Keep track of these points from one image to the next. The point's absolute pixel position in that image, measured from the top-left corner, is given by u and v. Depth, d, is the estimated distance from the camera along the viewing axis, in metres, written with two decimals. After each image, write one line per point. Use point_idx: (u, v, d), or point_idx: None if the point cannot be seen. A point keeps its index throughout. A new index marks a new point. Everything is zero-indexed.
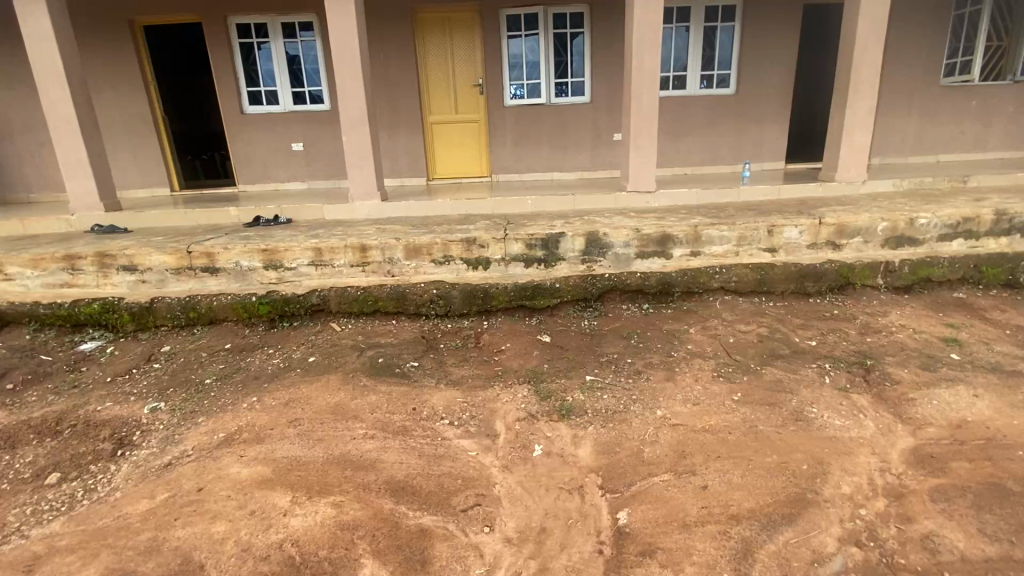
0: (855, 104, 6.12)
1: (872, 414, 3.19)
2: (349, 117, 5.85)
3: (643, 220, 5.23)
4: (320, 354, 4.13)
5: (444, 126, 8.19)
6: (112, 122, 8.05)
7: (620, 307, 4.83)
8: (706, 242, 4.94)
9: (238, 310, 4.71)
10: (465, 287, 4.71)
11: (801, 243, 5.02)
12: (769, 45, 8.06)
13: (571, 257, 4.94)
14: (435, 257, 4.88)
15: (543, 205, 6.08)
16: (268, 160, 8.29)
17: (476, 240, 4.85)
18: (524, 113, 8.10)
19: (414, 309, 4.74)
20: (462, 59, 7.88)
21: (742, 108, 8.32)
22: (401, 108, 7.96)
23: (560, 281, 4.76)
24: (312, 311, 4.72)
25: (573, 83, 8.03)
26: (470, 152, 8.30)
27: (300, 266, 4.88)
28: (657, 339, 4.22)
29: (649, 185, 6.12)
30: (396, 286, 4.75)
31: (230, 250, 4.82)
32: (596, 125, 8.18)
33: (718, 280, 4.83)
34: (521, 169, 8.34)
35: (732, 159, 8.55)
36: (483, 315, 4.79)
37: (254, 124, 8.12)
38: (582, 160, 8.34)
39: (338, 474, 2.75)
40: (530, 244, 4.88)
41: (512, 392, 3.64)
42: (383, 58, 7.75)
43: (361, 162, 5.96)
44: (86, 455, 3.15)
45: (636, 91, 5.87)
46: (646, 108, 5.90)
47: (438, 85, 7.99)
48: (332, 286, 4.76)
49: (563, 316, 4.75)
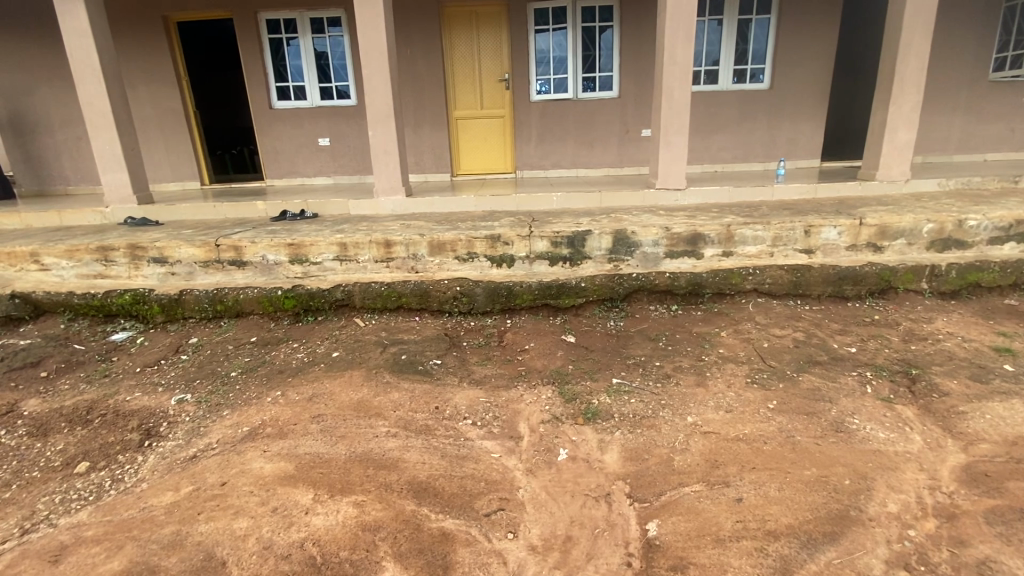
0: (899, 100, 5.84)
1: (919, 427, 3.01)
2: (375, 111, 5.83)
3: (672, 218, 5.09)
4: (344, 350, 4.11)
5: (469, 122, 8.13)
6: (145, 117, 8.23)
7: (648, 307, 4.70)
8: (738, 243, 4.78)
9: (264, 303, 4.73)
10: (488, 285, 4.64)
11: (840, 244, 4.80)
12: (806, 38, 7.77)
13: (597, 255, 4.83)
14: (459, 253, 4.83)
15: (568, 202, 5.98)
16: (295, 155, 8.36)
17: (501, 237, 4.78)
18: (550, 109, 7.99)
19: (437, 306, 4.70)
20: (489, 54, 7.80)
21: (777, 104, 8.05)
22: (427, 103, 7.93)
23: (586, 280, 4.66)
24: (336, 306, 4.73)
25: (600, 78, 7.89)
26: (495, 148, 8.23)
27: (324, 261, 4.87)
28: (687, 342, 4.09)
29: (679, 182, 5.95)
30: (419, 282, 4.70)
31: (257, 243, 4.85)
32: (624, 121, 8.01)
33: (750, 281, 4.66)
34: (546, 165, 8.24)
35: (765, 157, 8.28)
36: (507, 313, 4.72)
37: (282, 119, 8.20)
38: (608, 157, 8.19)
39: (361, 473, 2.71)
40: (556, 242, 4.79)
41: (536, 393, 3.57)
42: (410, 53, 7.72)
43: (386, 158, 5.93)
44: (114, 445, 3.19)
45: (667, 86, 5.70)
46: (676, 104, 5.73)
47: (464, 80, 7.93)
48: (356, 281, 4.75)
49: (589, 317, 4.65)
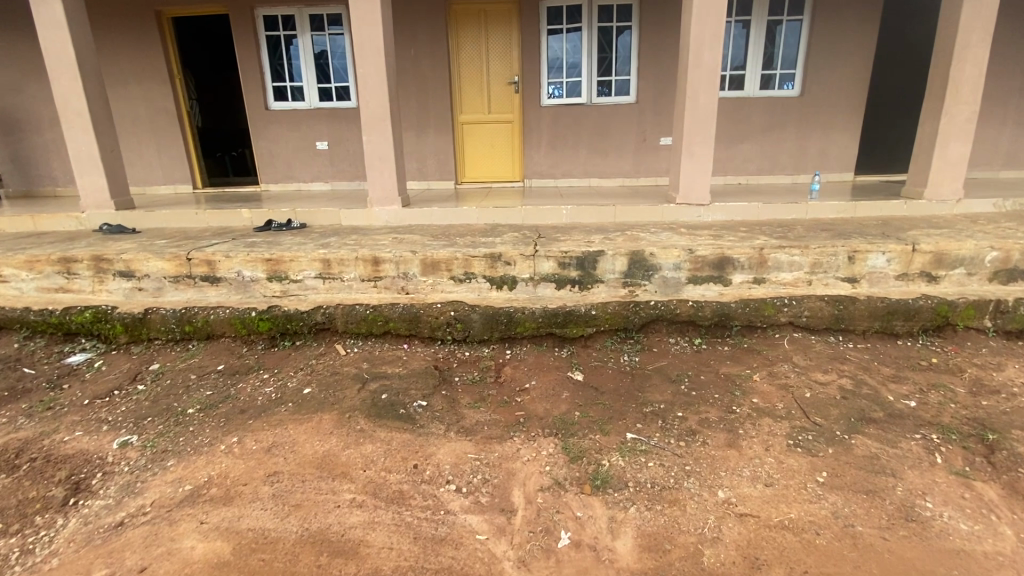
0: (952, 109, 5.20)
1: (1009, 516, 2.41)
2: (369, 113, 5.33)
3: (696, 238, 4.53)
4: (317, 385, 3.59)
5: (475, 127, 7.64)
6: (137, 117, 7.85)
7: (667, 340, 4.14)
8: (772, 269, 4.21)
9: (236, 325, 4.24)
10: (486, 310, 4.11)
11: (888, 273, 4.21)
12: (842, 42, 7.18)
13: (610, 278, 4.28)
14: (455, 274, 4.31)
15: (580, 217, 5.45)
16: (291, 159, 7.91)
17: (502, 256, 4.25)
18: (562, 114, 7.46)
19: (428, 333, 4.17)
20: (498, 55, 7.31)
21: (808, 113, 7.45)
22: (430, 107, 7.45)
23: (597, 307, 4.11)
24: (316, 330, 4.23)
25: (616, 82, 7.35)
26: (502, 155, 7.72)
27: (305, 279, 4.38)
28: (713, 386, 3.52)
29: (702, 198, 5.38)
30: (409, 305, 4.18)
31: (231, 258, 4.37)
32: (641, 128, 7.45)
33: (785, 314, 4.09)
34: (557, 174, 7.71)
35: (793, 169, 7.67)
36: (506, 343, 4.17)
37: (278, 121, 7.76)
38: (623, 167, 7.63)
39: (311, 561, 2.18)
40: (564, 263, 4.25)
41: (535, 448, 3.02)
42: (413, 54, 7.25)
43: (381, 164, 5.44)
44: (34, 503, 2.70)
45: (692, 90, 5.14)
46: (702, 111, 5.17)
47: (471, 83, 7.44)
48: (339, 303, 4.25)
49: (599, 349, 4.08)
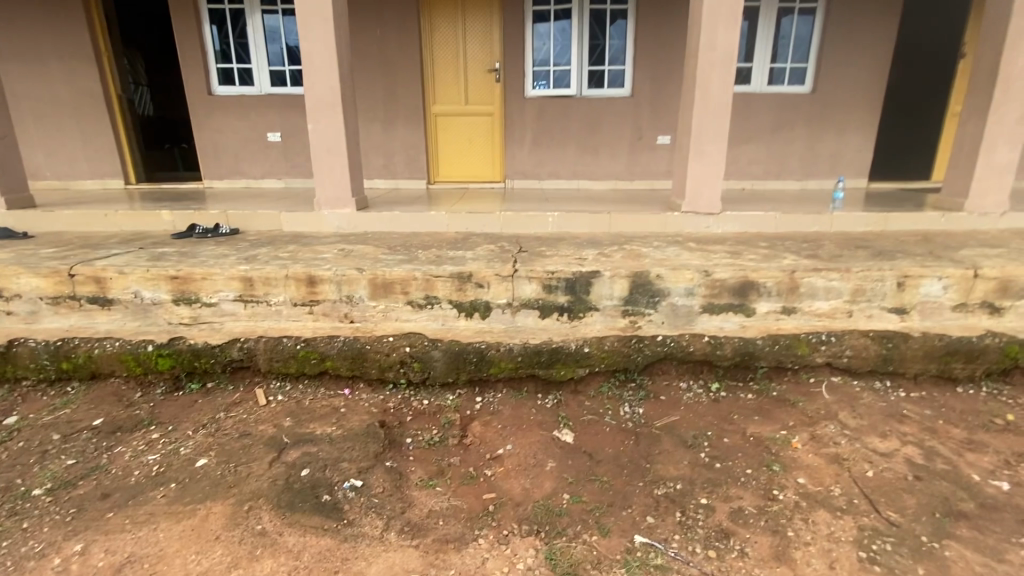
0: (1002, 107, 4.47)
1: None
2: (315, 97, 4.40)
3: (711, 256, 3.72)
4: (218, 455, 2.67)
5: (450, 119, 6.74)
6: (57, 100, 6.79)
7: (677, 385, 3.31)
8: (804, 296, 3.42)
9: (128, 363, 3.30)
10: (451, 346, 3.23)
11: (944, 303, 3.45)
12: (858, 34, 6.46)
13: (607, 306, 3.44)
14: (413, 298, 3.42)
15: (568, 226, 4.61)
16: (239, 152, 6.93)
17: (472, 276, 3.38)
18: (548, 106, 6.60)
19: (376, 374, 3.27)
20: (476, 39, 6.43)
21: (820, 111, 6.71)
22: (399, 95, 6.55)
23: (590, 344, 3.25)
24: (232, 369, 3.31)
25: (610, 72, 6.53)
26: (480, 151, 6.84)
27: (222, 302, 3.46)
28: (742, 456, 2.70)
29: (712, 205, 4.57)
30: (351, 339, 3.28)
31: (125, 275, 3.43)
32: (636, 125, 6.64)
33: (822, 354, 3.30)
34: (541, 174, 6.86)
35: (802, 174, 6.94)
36: (475, 387, 3.29)
37: (223, 108, 6.77)
38: (616, 168, 6.82)
39: None
40: (549, 286, 3.39)
41: (508, 559, 2.15)
42: (379, 34, 6.33)
43: (331, 159, 4.52)
44: None
45: (702, 78, 4.32)
46: (714, 103, 4.35)
47: (445, 69, 6.56)
48: (263, 334, 3.33)
49: (593, 398, 3.23)
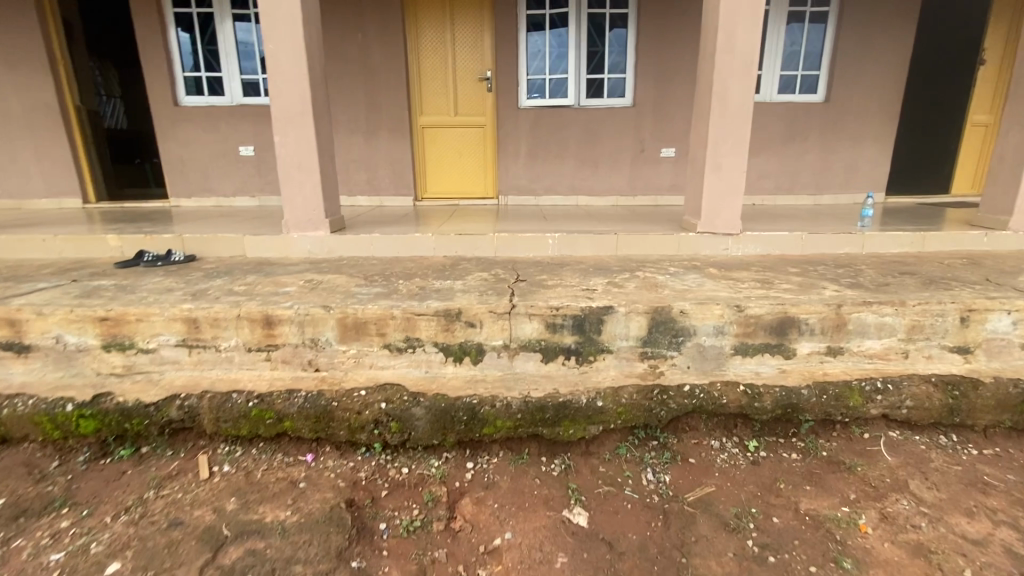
0: None
1: None
2: (282, 106, 3.87)
3: (740, 286, 3.20)
4: (137, 557, 2.08)
5: (439, 131, 6.24)
6: (8, 113, 6.22)
7: (708, 444, 2.77)
8: (853, 334, 2.91)
9: (43, 425, 2.71)
10: (435, 402, 2.66)
11: (1013, 341, 2.96)
12: (874, 39, 6.06)
13: (622, 348, 2.90)
14: (390, 341, 2.86)
15: (571, 249, 4.08)
16: (209, 168, 6.37)
17: (462, 314, 2.83)
18: (545, 117, 6.12)
19: (345, 437, 2.69)
20: (465, 45, 5.96)
21: (834, 122, 6.29)
22: (382, 106, 6.05)
23: (604, 396, 2.70)
24: (171, 432, 2.73)
25: (610, 81, 6.08)
26: (472, 166, 6.34)
27: (161, 348, 2.88)
28: (801, 547, 2.16)
29: (732, 224, 4.07)
30: (316, 394, 2.71)
31: (44, 317, 2.84)
32: (638, 136, 6.17)
33: (878, 405, 2.79)
34: (538, 190, 6.36)
35: (815, 188, 6.49)
36: (466, 449, 2.73)
37: (191, 120, 6.23)
38: (617, 183, 6.33)
39: None
40: (554, 325, 2.85)
41: None
42: (361, 40, 5.84)
43: (301, 176, 3.98)
44: None
45: (719, 82, 3.83)
46: (733, 112, 3.85)
47: (432, 77, 6.08)
48: (208, 389, 2.76)
49: (608, 462, 2.68)
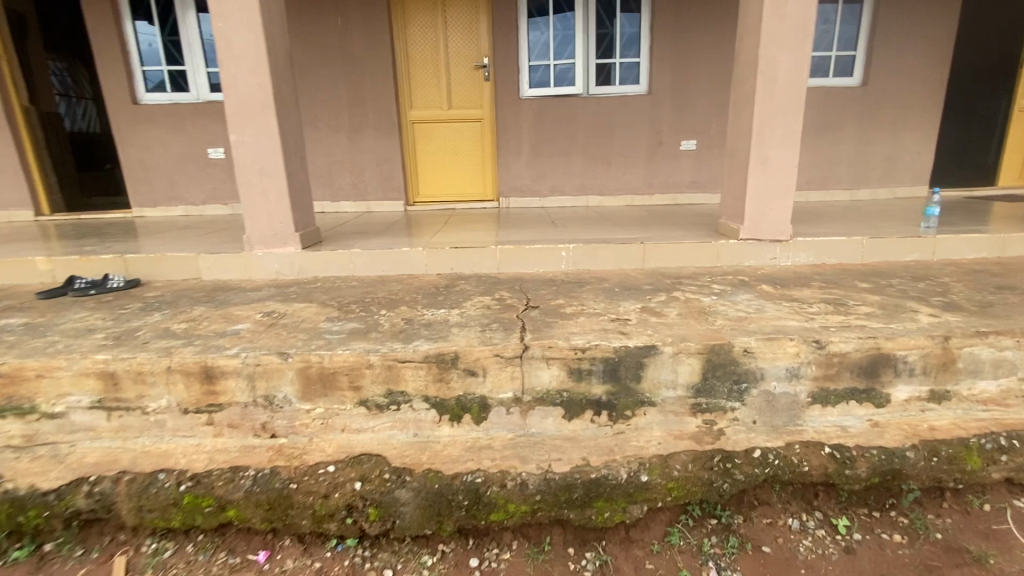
0: None
1: None
2: (236, 97, 3.19)
3: (809, 311, 2.56)
4: None
5: (431, 127, 5.57)
6: None
7: (785, 524, 2.12)
8: (962, 375, 2.27)
9: None
10: (427, 481, 2.00)
11: None
12: (918, 14, 5.38)
13: (667, 399, 2.24)
14: (368, 397, 2.21)
15: (589, 262, 3.43)
16: (175, 173, 5.71)
17: (460, 361, 2.17)
18: (549, 108, 5.45)
19: (307, 527, 2.03)
20: (458, 29, 5.29)
21: (872, 108, 5.63)
22: (366, 99, 5.38)
23: (650, 468, 2.04)
24: (80, 525, 2.07)
25: (621, 67, 5.41)
26: (469, 165, 5.68)
27: (71, 412, 2.23)
28: None
29: (781, 230, 3.41)
30: (269, 472, 2.05)
31: None
32: (654, 128, 5.50)
33: (1003, 469, 2.14)
34: (543, 190, 5.70)
35: (851, 183, 5.83)
36: (469, 541, 2.07)
37: (152, 120, 5.56)
38: (632, 181, 5.67)
39: None
40: (580, 371, 2.20)
41: None
42: (340, 25, 5.16)
43: (263, 182, 3.31)
44: None
45: (766, 59, 3.15)
46: (783, 94, 3.19)
47: (422, 67, 5.41)
48: (129, 467, 2.10)
49: (657, 555, 2.03)
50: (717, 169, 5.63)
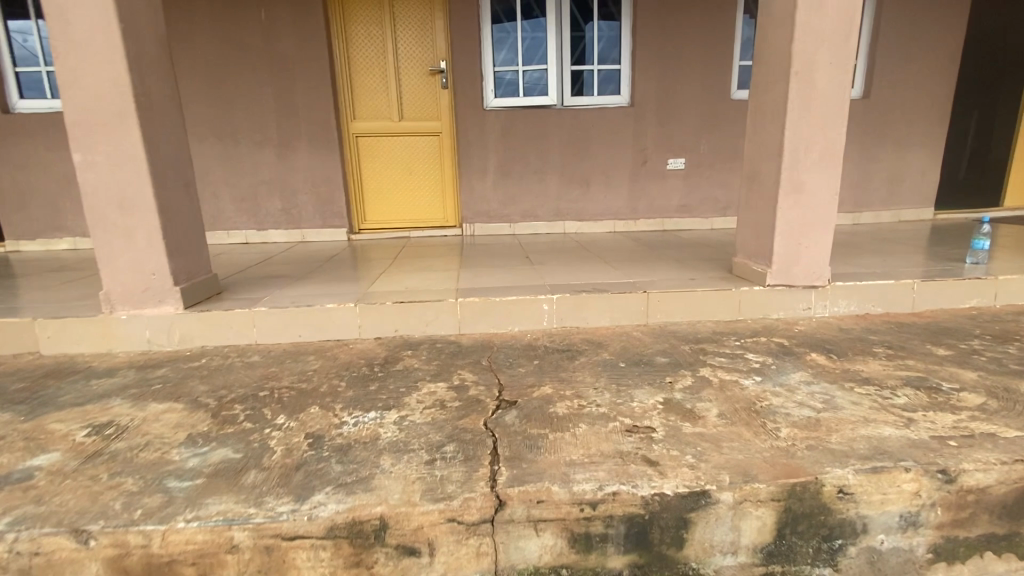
0: None
1: None
2: (79, 101, 2.24)
3: (899, 404, 1.80)
4: None
5: (378, 142, 4.70)
6: None
7: None
8: None
9: None
10: None
11: None
12: (922, 19, 4.87)
13: (721, 568, 1.44)
14: None
15: (577, 318, 2.62)
16: (60, 198, 4.63)
17: (391, 532, 1.32)
18: (518, 120, 4.66)
19: None
20: (409, 27, 4.46)
21: (874, 122, 5.08)
22: (299, 109, 4.47)
23: None
24: None
25: (600, 74, 4.67)
26: (425, 186, 4.82)
27: None
28: None
29: (818, 274, 2.69)
30: None
31: None
32: (638, 144, 4.79)
33: None
34: (512, 215, 4.89)
35: (853, 204, 5.27)
36: None
37: (28, 133, 4.48)
38: (614, 203, 4.93)
39: None
40: (589, 536, 1.37)
41: None
42: (264, 19, 4.26)
43: (124, 219, 2.36)
44: None
45: (802, 58, 2.43)
46: (821, 103, 2.47)
47: (367, 72, 4.55)
48: None
49: None
50: (709, 191, 4.96)
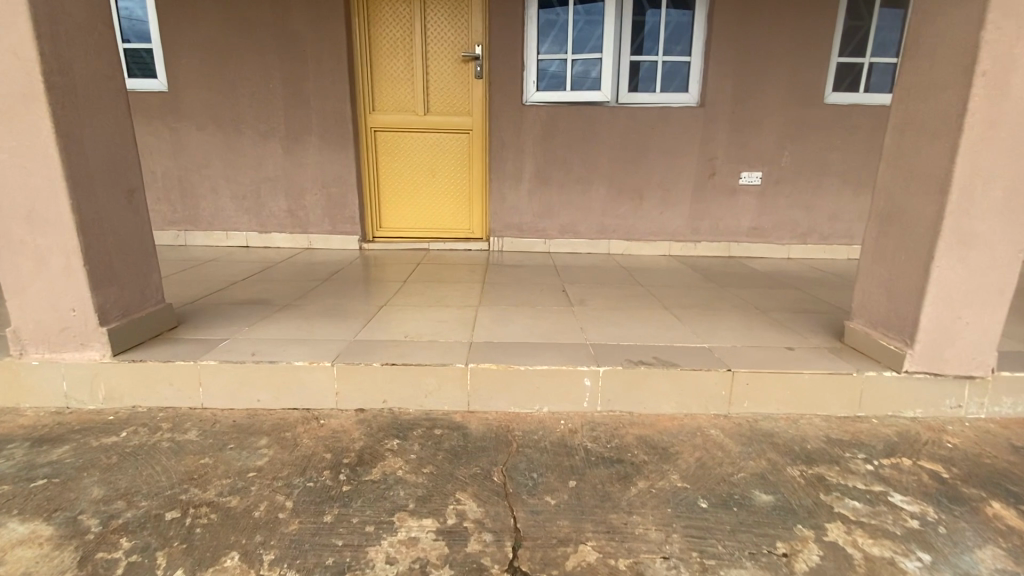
0: None
1: None
2: None
3: None
4: None
5: (399, 138, 4.07)
6: None
7: None
8: None
9: None
10: None
11: None
12: None
13: None
14: None
15: (631, 400, 1.91)
16: None
17: None
18: (563, 119, 3.94)
19: None
20: (441, 3, 3.78)
21: None
22: (310, 97, 3.87)
23: None
24: None
25: (664, 67, 3.87)
26: (450, 191, 4.17)
27: None
28: None
29: (977, 360, 1.90)
30: None
31: None
32: (705, 154, 4.00)
33: None
34: (549, 229, 4.18)
35: None
36: None
37: None
38: (671, 221, 4.16)
39: None
40: None
41: None
42: None
43: (35, 239, 1.79)
44: None
45: (995, 50, 1.63)
46: (1016, 119, 1.67)
47: (390, 56, 3.91)
48: None
49: None
50: (788, 213, 4.12)
